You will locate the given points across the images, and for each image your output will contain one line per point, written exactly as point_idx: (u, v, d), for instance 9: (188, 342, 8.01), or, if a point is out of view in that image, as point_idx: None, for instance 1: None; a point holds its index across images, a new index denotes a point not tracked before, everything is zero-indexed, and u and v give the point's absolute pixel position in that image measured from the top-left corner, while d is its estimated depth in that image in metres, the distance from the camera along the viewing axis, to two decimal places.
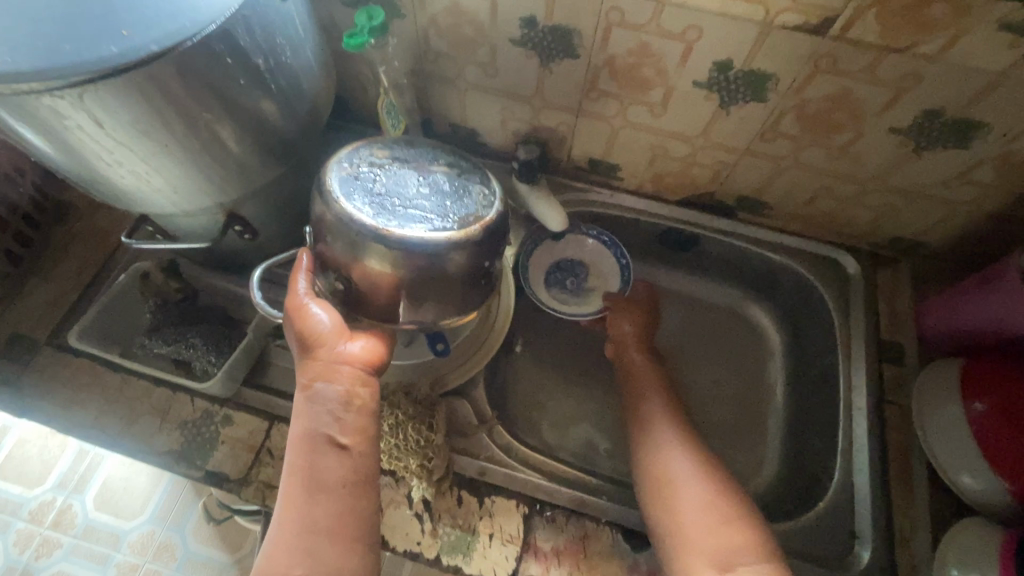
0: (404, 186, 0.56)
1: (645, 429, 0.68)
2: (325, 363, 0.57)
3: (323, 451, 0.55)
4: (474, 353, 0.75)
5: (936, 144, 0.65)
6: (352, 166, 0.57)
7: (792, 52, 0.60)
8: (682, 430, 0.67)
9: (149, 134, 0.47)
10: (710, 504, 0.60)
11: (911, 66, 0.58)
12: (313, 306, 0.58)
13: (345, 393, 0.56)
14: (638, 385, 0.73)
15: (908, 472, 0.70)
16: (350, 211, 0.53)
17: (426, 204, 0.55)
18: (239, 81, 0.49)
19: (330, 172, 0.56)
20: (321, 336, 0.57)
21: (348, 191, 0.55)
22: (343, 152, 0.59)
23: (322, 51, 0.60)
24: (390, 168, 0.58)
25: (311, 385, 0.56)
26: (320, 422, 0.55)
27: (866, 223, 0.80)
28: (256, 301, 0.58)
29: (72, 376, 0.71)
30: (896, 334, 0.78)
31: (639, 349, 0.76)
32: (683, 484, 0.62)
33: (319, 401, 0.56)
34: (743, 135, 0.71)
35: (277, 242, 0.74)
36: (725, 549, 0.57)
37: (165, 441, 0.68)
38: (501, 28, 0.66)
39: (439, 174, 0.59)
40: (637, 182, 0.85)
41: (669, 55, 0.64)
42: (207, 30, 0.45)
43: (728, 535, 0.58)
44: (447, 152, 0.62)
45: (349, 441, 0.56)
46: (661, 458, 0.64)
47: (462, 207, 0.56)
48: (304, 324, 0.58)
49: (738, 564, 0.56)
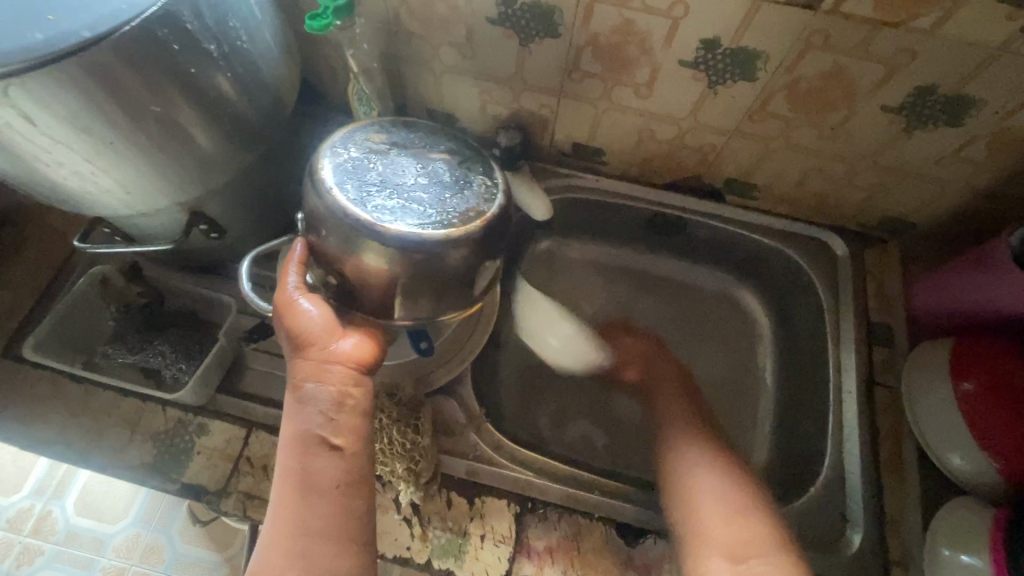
0: (402, 176, 0.55)
1: (665, 425, 0.70)
2: (317, 362, 0.53)
3: (316, 451, 0.52)
4: (458, 350, 0.73)
5: (927, 124, 0.64)
6: (348, 153, 0.55)
7: (783, 27, 0.57)
8: (704, 435, 0.68)
9: (91, 130, 0.43)
10: (720, 493, 0.61)
11: (904, 41, 0.55)
12: (303, 301, 0.54)
13: (337, 392, 0.53)
14: (663, 393, 0.74)
15: (898, 455, 0.70)
16: (345, 203, 0.51)
17: (424, 195, 0.54)
18: (190, 70, 0.44)
19: (325, 159, 0.54)
20: (312, 334, 0.53)
21: (341, 180, 0.53)
22: (337, 137, 0.57)
23: (283, 32, 0.55)
24: (388, 154, 0.56)
25: (301, 385, 0.53)
26: (311, 423, 0.53)
27: (855, 203, 0.78)
28: (243, 290, 0.53)
29: (32, 390, 0.66)
30: (884, 315, 0.78)
31: (664, 359, 0.78)
32: (698, 482, 0.62)
33: (309, 402, 0.53)
34: (731, 115, 0.69)
35: (246, 240, 0.70)
36: (740, 543, 0.56)
37: (136, 454, 0.65)
38: (475, 5, 0.62)
39: (439, 163, 0.57)
40: (623, 166, 0.82)
41: (654, 32, 0.61)
42: (149, 13, 0.41)
43: (741, 526, 0.58)
44: (448, 137, 0.61)
45: (343, 441, 0.53)
46: (681, 457, 0.65)
47: (462, 200, 0.54)
48: (293, 321, 0.54)
49: (750, 555, 0.56)
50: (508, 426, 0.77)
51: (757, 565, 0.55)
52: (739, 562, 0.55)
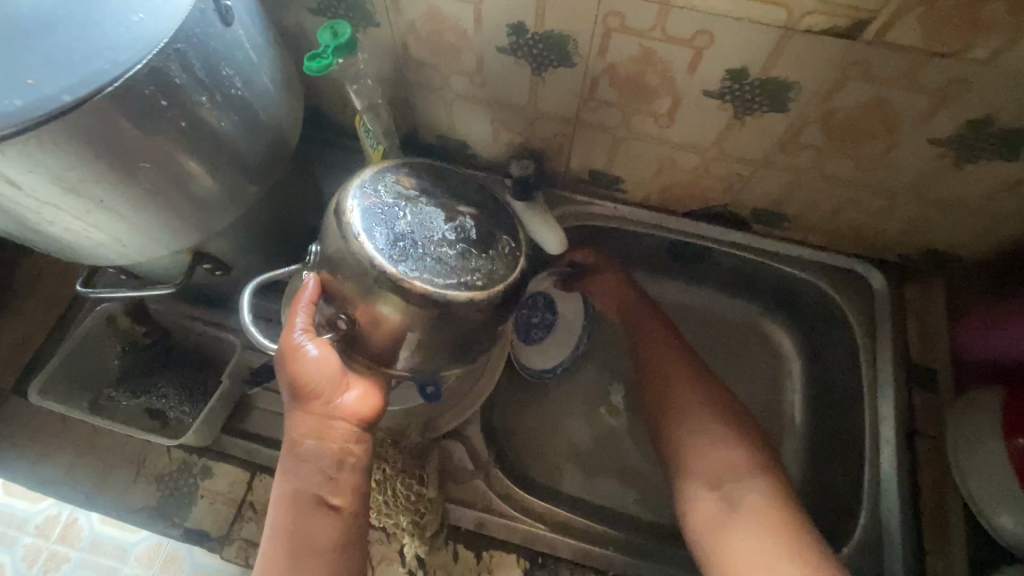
0: (429, 228, 0.53)
1: (651, 364, 0.73)
2: (318, 417, 0.52)
3: (312, 512, 0.52)
4: (467, 396, 0.69)
5: (980, 157, 0.58)
6: (376, 194, 0.53)
7: (818, 58, 0.52)
8: (686, 363, 0.71)
9: (78, 189, 0.41)
10: (706, 425, 0.66)
11: (956, 73, 0.51)
12: (310, 346, 0.51)
13: (338, 451, 0.53)
14: (639, 321, 0.76)
15: (942, 514, 0.64)
16: (370, 251, 0.49)
17: (449, 252, 0.52)
18: (180, 124, 0.43)
19: (352, 199, 0.52)
20: (316, 388, 0.52)
21: (370, 226, 0.51)
22: (366, 175, 0.55)
23: (280, 71, 0.52)
24: (417, 203, 0.54)
25: (300, 441, 0.52)
26: (309, 483, 0.52)
27: (895, 235, 0.72)
28: (247, 332, 0.51)
29: (41, 428, 0.67)
30: (928, 358, 0.72)
31: (638, 297, 0.77)
32: (687, 421, 0.67)
33: (309, 460, 0.52)
34: (759, 146, 0.64)
35: (252, 276, 0.68)
36: (719, 468, 0.63)
37: (141, 496, 0.64)
38: (486, 34, 0.59)
39: (467, 218, 0.55)
40: (643, 194, 0.77)
41: (676, 62, 0.56)
42: (133, 70, 0.39)
43: (722, 455, 0.63)
44: (476, 187, 0.59)
45: (342, 502, 0.53)
46: (670, 402, 0.69)
47: (487, 262, 0.53)
48: (298, 372, 0.51)
49: (728, 481, 0.62)
50: (518, 468, 0.74)
51: (736, 490, 0.61)
52: (718, 488, 0.62)
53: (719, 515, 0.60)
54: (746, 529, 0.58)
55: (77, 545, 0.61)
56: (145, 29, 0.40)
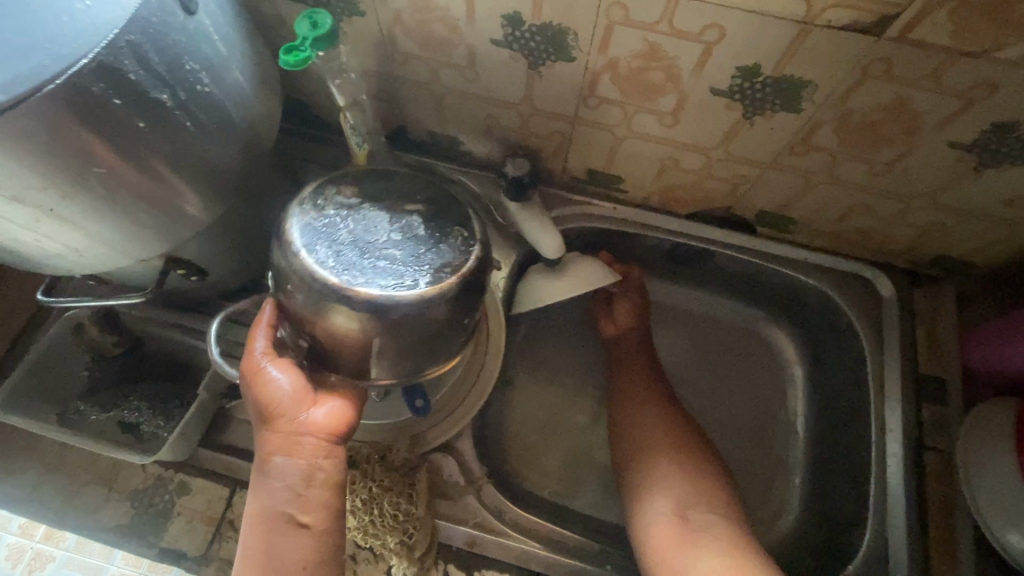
0: (373, 233, 0.48)
1: (621, 389, 0.73)
2: (286, 433, 0.49)
3: (282, 531, 0.49)
4: (458, 406, 0.65)
5: (1004, 161, 0.55)
6: (317, 209, 0.49)
7: (835, 55, 0.49)
8: (656, 389, 0.72)
9: (22, 198, 0.37)
10: (673, 448, 0.65)
11: (984, 74, 0.47)
12: (271, 367, 0.50)
13: (307, 467, 0.49)
14: (623, 348, 0.76)
15: (949, 528, 0.62)
16: (312, 267, 0.45)
17: (395, 254, 0.47)
18: (139, 125, 0.38)
19: (291, 218, 0.48)
20: (280, 406, 0.49)
21: (312, 242, 0.47)
22: (306, 193, 0.50)
23: (254, 64, 0.48)
24: (360, 210, 0.49)
25: (269, 459, 0.49)
26: (280, 499, 0.49)
27: (908, 240, 0.69)
28: (211, 358, 0.49)
29: (9, 442, 0.63)
30: (937, 366, 0.69)
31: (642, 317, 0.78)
32: (655, 450, 0.66)
33: (277, 476, 0.49)
34: (768, 147, 0.60)
35: (232, 281, 0.64)
36: (685, 493, 0.61)
37: (112, 514, 0.61)
38: (479, 25, 0.55)
39: (414, 216, 0.50)
40: (643, 195, 0.74)
41: (683, 58, 0.53)
42: (77, 66, 0.35)
43: (691, 479, 0.63)
44: (425, 183, 0.53)
45: (312, 519, 0.49)
46: (637, 422, 0.69)
47: (437, 256, 0.47)
48: (262, 393, 0.49)
49: (692, 508, 0.60)
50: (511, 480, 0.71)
51: (699, 518, 0.60)
52: (682, 514, 0.60)
53: (681, 540, 0.58)
54: (710, 558, 0.56)
55: (63, 544, 0.58)
56: (93, 19, 0.36)
